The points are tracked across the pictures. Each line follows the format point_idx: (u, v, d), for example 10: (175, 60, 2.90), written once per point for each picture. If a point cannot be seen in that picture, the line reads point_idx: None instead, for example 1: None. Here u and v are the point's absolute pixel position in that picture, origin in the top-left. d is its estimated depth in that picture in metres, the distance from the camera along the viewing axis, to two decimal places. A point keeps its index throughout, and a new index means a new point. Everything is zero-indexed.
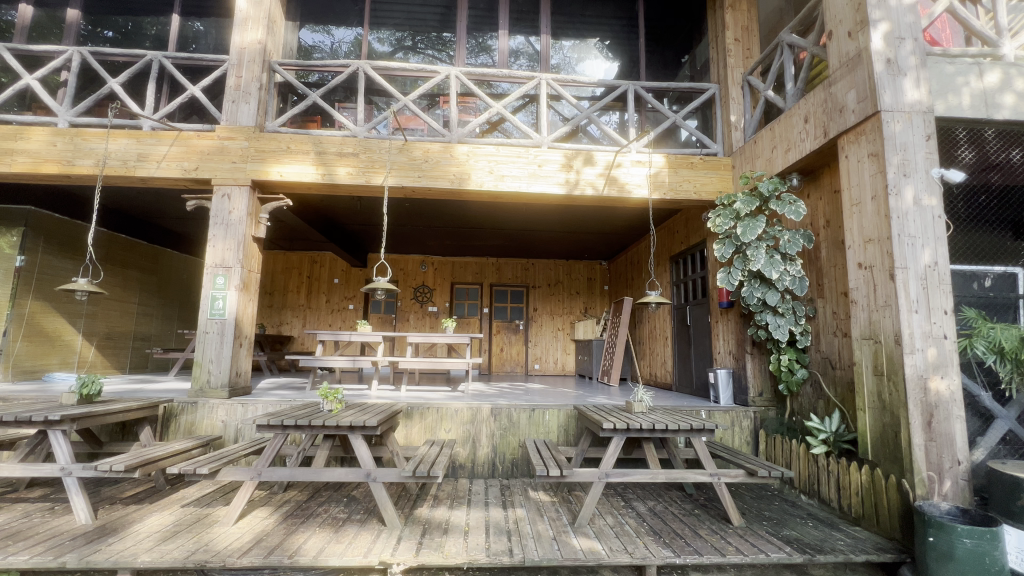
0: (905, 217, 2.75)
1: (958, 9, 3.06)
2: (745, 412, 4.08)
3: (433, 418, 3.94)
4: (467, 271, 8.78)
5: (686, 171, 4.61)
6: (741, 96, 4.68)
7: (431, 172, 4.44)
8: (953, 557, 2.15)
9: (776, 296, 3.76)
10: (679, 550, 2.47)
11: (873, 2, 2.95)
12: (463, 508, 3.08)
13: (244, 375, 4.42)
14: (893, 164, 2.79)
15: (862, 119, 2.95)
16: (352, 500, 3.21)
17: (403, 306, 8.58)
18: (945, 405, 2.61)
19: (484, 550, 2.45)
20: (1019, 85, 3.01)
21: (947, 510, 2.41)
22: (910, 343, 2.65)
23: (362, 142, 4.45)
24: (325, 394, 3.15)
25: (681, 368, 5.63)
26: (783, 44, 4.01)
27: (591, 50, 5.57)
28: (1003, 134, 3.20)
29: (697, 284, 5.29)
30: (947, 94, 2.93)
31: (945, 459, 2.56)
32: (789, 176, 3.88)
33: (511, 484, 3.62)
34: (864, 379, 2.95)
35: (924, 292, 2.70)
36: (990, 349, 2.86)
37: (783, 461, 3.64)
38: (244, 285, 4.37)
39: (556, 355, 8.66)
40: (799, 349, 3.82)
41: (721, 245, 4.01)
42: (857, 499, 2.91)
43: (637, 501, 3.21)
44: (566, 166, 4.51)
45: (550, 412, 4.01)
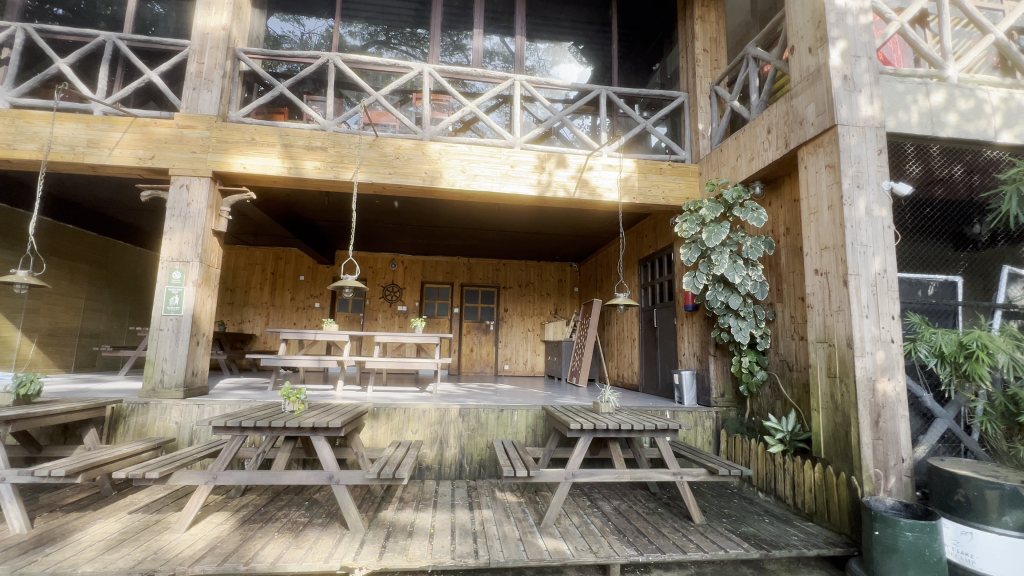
0: (858, 226, 2.89)
1: (908, 32, 3.24)
2: (708, 412, 4.19)
3: (399, 419, 3.88)
4: (438, 270, 8.70)
5: (655, 177, 4.71)
6: (708, 106, 4.82)
7: (402, 169, 4.37)
8: (897, 549, 2.27)
9: (738, 300, 3.89)
10: (643, 548, 2.51)
11: (832, 20, 3.09)
12: (429, 510, 3.05)
13: (200, 374, 4.23)
14: (848, 176, 2.92)
15: (820, 131, 3.09)
16: (314, 503, 3.12)
17: (371, 305, 8.42)
18: (891, 406, 2.76)
19: (449, 552, 2.42)
20: (961, 106, 3.20)
21: (892, 505, 2.54)
22: (860, 346, 2.79)
23: (331, 136, 4.34)
24: (287, 394, 3.05)
25: (647, 369, 5.74)
26: (749, 57, 4.15)
27: (566, 53, 5.61)
28: (947, 151, 3.41)
29: (664, 288, 5.41)
30: (898, 111, 3.10)
31: (891, 456, 2.71)
32: (752, 184, 4.01)
33: (478, 485, 3.61)
34: (819, 380, 3.08)
35: (874, 298, 2.84)
36: (932, 352, 3.02)
37: (743, 459, 3.76)
38: (203, 281, 4.19)
39: (526, 356, 8.68)
40: (759, 351, 3.95)
41: (687, 249, 4.12)
42: (810, 495, 3.05)
43: (602, 501, 3.25)
44: (539, 167, 4.54)
45: (518, 413, 4.01)
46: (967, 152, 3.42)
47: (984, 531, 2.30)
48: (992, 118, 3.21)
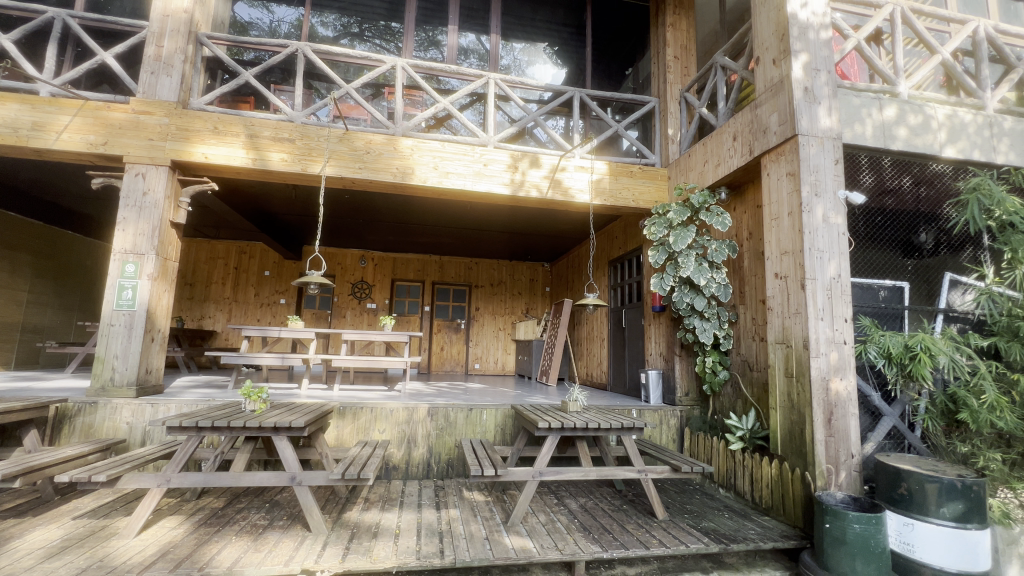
0: (815, 232, 3.02)
1: (864, 49, 3.41)
2: (673, 411, 4.29)
3: (366, 418, 3.81)
4: (409, 268, 8.60)
5: (625, 180, 4.79)
6: (678, 112, 4.94)
7: (373, 164, 4.29)
8: (845, 541, 2.38)
9: (703, 301, 4.00)
10: (607, 544, 2.55)
11: (795, 34, 3.21)
12: (395, 510, 3.01)
13: (155, 372, 4.04)
14: (807, 184, 3.05)
15: (782, 140, 3.21)
16: (275, 505, 3.02)
17: (339, 302, 8.25)
18: (843, 404, 2.90)
19: (414, 553, 2.39)
20: (911, 120, 3.39)
21: (842, 498, 2.66)
22: (816, 347, 2.91)
23: (299, 127, 4.22)
24: (248, 393, 2.96)
25: (616, 368, 5.83)
26: (717, 66, 4.27)
27: (541, 53, 5.62)
28: (897, 163, 3.60)
29: (633, 289, 5.50)
30: (853, 124, 3.26)
31: (842, 452, 2.84)
32: (719, 190, 4.13)
33: (446, 484, 3.58)
34: (777, 380, 3.20)
35: (829, 302, 2.97)
36: (881, 354, 3.15)
37: (705, 457, 3.87)
38: (159, 274, 4.00)
39: (496, 355, 8.68)
40: (722, 351, 4.07)
41: (655, 251, 4.20)
42: (767, 490, 3.16)
43: (569, 498, 3.29)
44: (512, 167, 4.54)
45: (487, 412, 4.01)
46: (915, 165, 3.62)
47: (924, 522, 2.44)
48: (938, 133, 3.41)
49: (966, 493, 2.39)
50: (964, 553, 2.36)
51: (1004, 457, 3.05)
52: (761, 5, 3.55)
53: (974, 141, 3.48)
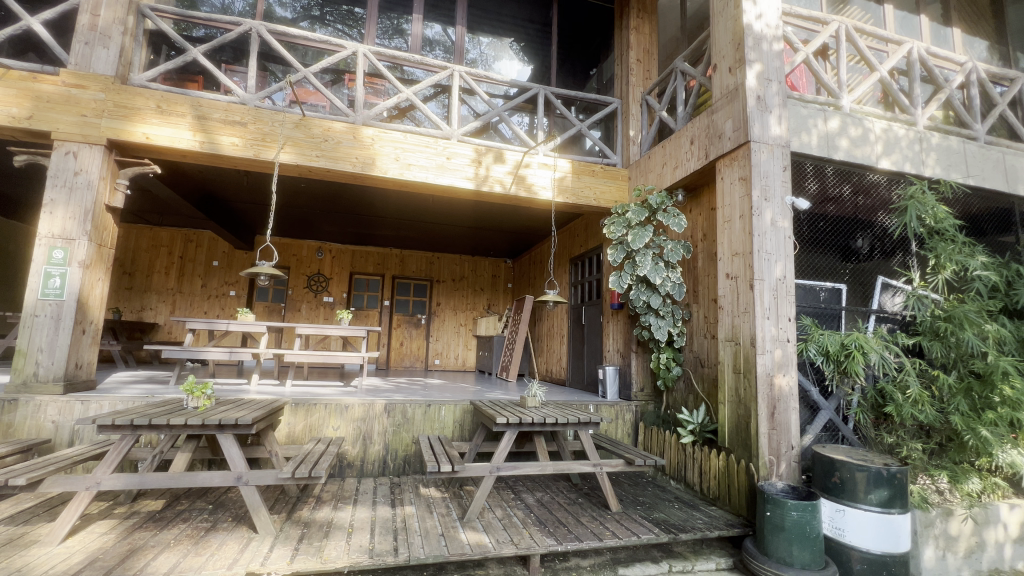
0: (764, 235, 3.17)
1: (812, 63, 3.60)
2: (628, 406, 4.41)
3: (319, 415, 3.69)
4: (369, 261, 8.40)
5: (588, 178, 4.85)
6: (639, 113, 5.05)
7: (331, 152, 4.15)
8: (784, 528, 2.52)
9: (659, 299, 4.12)
10: (562, 538, 2.59)
11: (749, 44, 3.34)
12: (348, 508, 2.93)
13: (87, 366, 3.75)
14: (758, 189, 3.19)
15: (736, 146, 3.34)
16: (219, 506, 2.89)
17: (293, 295, 7.95)
18: (785, 398, 3.06)
19: (366, 552, 2.33)
20: (852, 132, 3.60)
21: (782, 488, 2.81)
22: (762, 344, 3.06)
23: (252, 111, 4.02)
24: (190, 389, 2.77)
25: (575, 364, 5.92)
26: (677, 71, 4.39)
27: (507, 49, 5.59)
28: (839, 172, 3.82)
29: (593, 286, 5.59)
30: (800, 133, 3.43)
31: (783, 444, 3.01)
32: (676, 192, 4.26)
33: (402, 481, 3.52)
34: (726, 376, 3.34)
35: (775, 301, 3.13)
36: (819, 351, 3.34)
37: (658, 450, 4.01)
38: (92, 262, 3.71)
39: (457, 351, 8.62)
40: (675, 348, 4.20)
41: (614, 250, 4.29)
42: (715, 481, 3.31)
43: (526, 493, 3.32)
44: (475, 161, 4.50)
45: (446, 408, 3.97)
46: (855, 175, 3.86)
47: (853, 507, 2.62)
48: (876, 146, 3.65)
49: (891, 481, 2.57)
50: (887, 536, 2.55)
51: (923, 446, 3.32)
52: (719, 14, 3.67)
53: (906, 154, 3.74)
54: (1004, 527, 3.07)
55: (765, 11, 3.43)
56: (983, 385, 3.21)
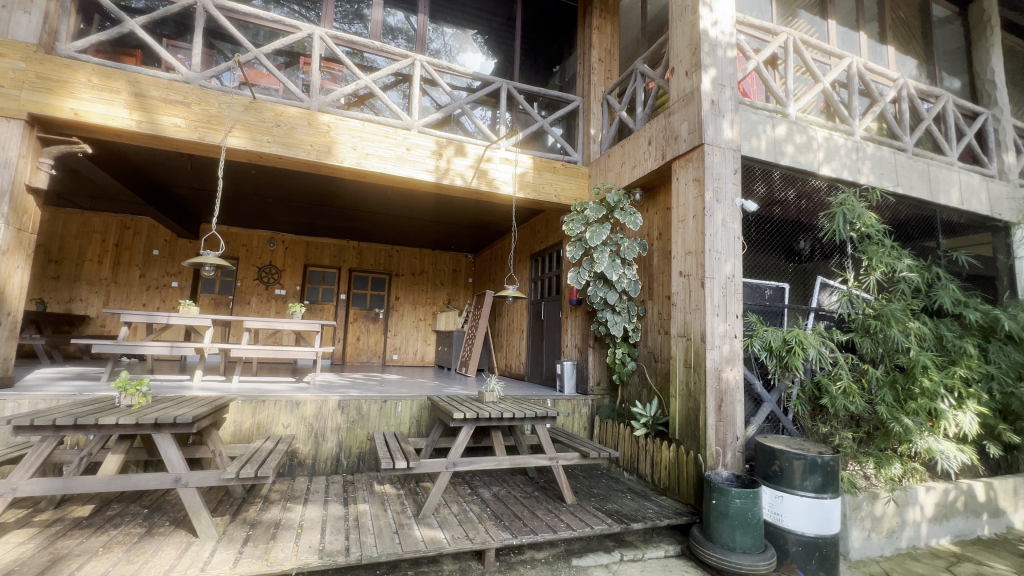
0: (715, 235, 3.29)
1: (763, 71, 3.77)
2: (585, 400, 4.49)
3: (268, 413, 3.53)
4: (324, 253, 8.13)
5: (549, 175, 4.88)
6: (600, 112, 5.13)
7: (283, 138, 3.96)
8: (728, 515, 2.64)
9: (615, 296, 4.20)
10: (517, 531, 2.60)
11: (705, 49, 3.45)
12: (299, 507, 2.83)
13: (2, 362, 3.41)
14: (710, 190, 3.31)
15: (691, 148, 3.45)
16: (156, 510, 2.71)
17: (242, 287, 7.59)
18: (732, 391, 3.20)
19: (317, 552, 2.26)
20: (797, 139, 3.80)
21: (727, 476, 2.95)
22: (711, 340, 3.19)
23: (197, 91, 3.78)
24: (123, 386, 2.57)
25: (533, 360, 5.96)
26: (637, 72, 4.47)
27: (471, 41, 5.53)
28: (785, 177, 4.01)
29: (552, 282, 5.64)
30: (751, 138, 3.58)
31: (729, 435, 3.14)
32: (634, 191, 4.35)
33: (355, 479, 3.44)
34: (677, 370, 3.47)
35: (724, 299, 3.26)
36: (763, 347, 3.52)
37: (612, 442, 4.12)
38: (9, 248, 3.39)
39: (416, 346, 8.50)
40: (631, 343, 4.30)
41: (573, 246, 4.35)
42: (665, 473, 3.43)
43: (482, 488, 3.32)
44: (436, 153, 4.43)
45: (402, 403, 3.90)
46: (799, 180, 4.07)
47: (791, 493, 2.78)
48: (818, 153, 3.86)
49: (824, 468, 2.74)
50: (822, 519, 2.72)
51: (853, 436, 3.58)
52: (677, 18, 3.76)
53: (845, 162, 3.98)
54: (921, 508, 3.28)
55: (720, 18, 3.55)
56: (906, 377, 3.48)
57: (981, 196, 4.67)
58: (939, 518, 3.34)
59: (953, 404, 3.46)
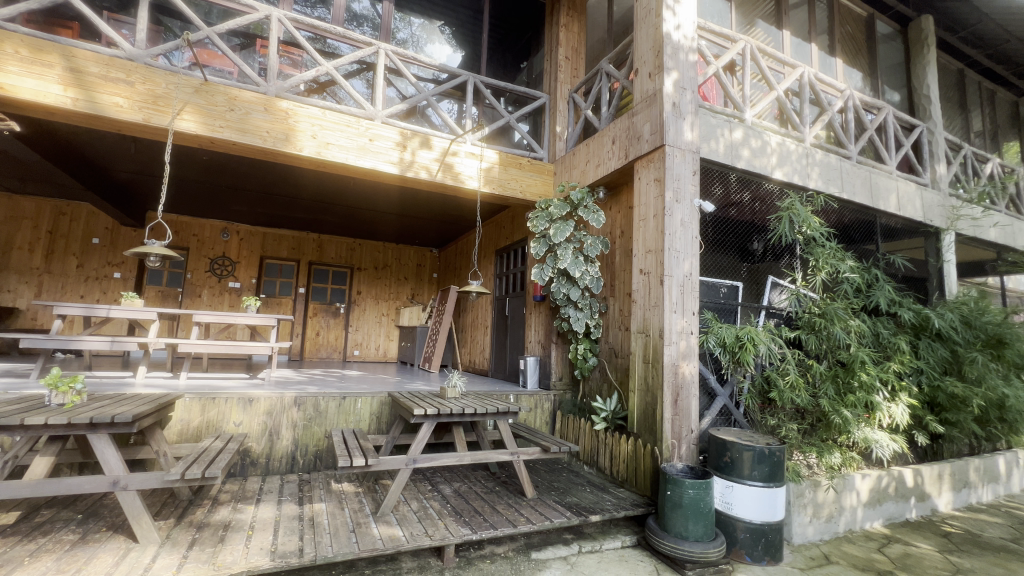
0: (674, 234, 3.38)
1: (722, 77, 3.89)
2: (547, 395, 4.53)
3: (219, 411, 3.37)
4: (282, 245, 7.84)
5: (514, 171, 4.88)
6: (566, 110, 5.17)
7: (238, 124, 3.78)
8: (682, 505, 2.73)
9: (578, 292, 4.26)
10: (477, 526, 2.60)
11: (668, 52, 3.53)
12: (251, 507, 2.74)
13: None
14: (670, 191, 3.40)
15: (653, 148, 3.52)
16: (91, 516, 2.54)
17: (192, 279, 7.22)
18: (688, 386, 3.30)
19: (269, 554, 2.19)
20: (753, 143, 3.95)
21: (681, 468, 3.05)
22: (669, 336, 3.28)
23: (141, 69, 3.54)
24: (54, 382, 2.38)
25: (497, 355, 5.97)
26: (602, 72, 4.53)
27: (439, 33, 5.45)
28: (741, 180, 4.17)
29: (516, 278, 5.66)
30: (709, 141, 3.70)
31: (684, 428, 3.25)
32: (597, 189, 4.41)
33: (312, 477, 3.34)
34: (636, 366, 3.55)
35: (681, 296, 3.36)
36: (718, 343, 3.65)
37: (573, 436, 4.19)
38: None
39: (378, 341, 8.34)
40: (592, 339, 4.36)
41: (537, 243, 4.36)
42: (623, 465, 3.51)
43: (443, 484, 3.29)
44: (400, 145, 4.34)
45: (362, 400, 3.82)
46: (754, 183, 4.25)
47: (740, 483, 2.91)
48: (771, 158, 4.03)
49: (771, 458, 2.88)
50: (768, 506, 2.85)
51: (798, 427, 3.78)
52: (641, 20, 3.82)
53: (796, 167, 4.17)
54: (857, 493, 3.49)
55: (682, 23, 3.64)
56: (846, 372, 3.71)
57: (916, 203, 5.00)
58: (873, 503, 3.57)
59: (888, 396, 3.72)
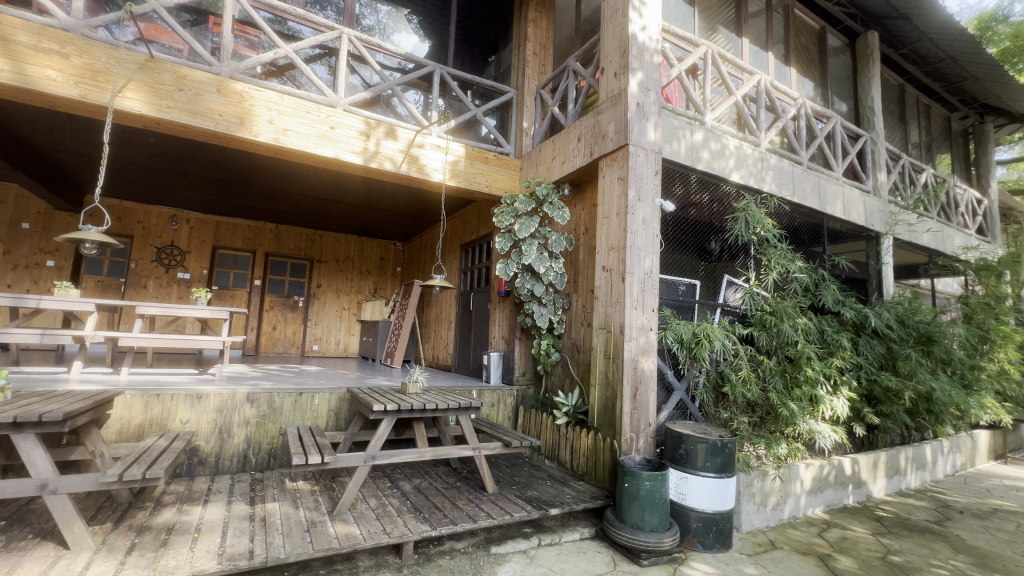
0: (636, 232, 3.45)
1: (684, 80, 3.98)
2: (510, 390, 4.55)
3: (164, 408, 3.19)
4: (237, 235, 7.49)
5: (480, 165, 4.84)
6: (533, 106, 5.17)
7: (187, 105, 3.56)
8: (638, 497, 2.80)
9: (542, 288, 4.27)
10: (437, 522, 2.58)
11: (633, 53, 3.58)
12: (199, 509, 2.61)
13: None
14: (633, 189, 3.46)
15: (617, 147, 3.57)
16: (16, 522, 2.35)
17: (137, 269, 6.80)
18: (646, 380, 3.39)
19: (217, 557, 2.09)
20: (712, 146, 4.08)
21: (639, 461, 3.13)
22: (629, 332, 3.35)
23: (78, 40, 3.28)
24: None
25: (461, 351, 5.93)
26: (569, 69, 4.54)
27: (405, 21, 5.32)
28: (701, 181, 4.30)
29: (481, 273, 5.63)
30: (671, 142, 3.79)
31: (642, 421, 3.34)
32: (562, 186, 4.44)
33: (265, 476, 3.21)
34: (598, 361, 3.60)
35: (642, 293, 3.44)
36: (676, 339, 3.77)
37: (535, 431, 4.22)
38: None
39: (338, 336, 8.12)
40: (555, 335, 4.40)
41: (502, 238, 4.35)
42: (584, 459, 3.57)
43: (403, 480, 3.25)
44: (364, 135, 4.22)
45: (320, 396, 3.71)
46: (712, 185, 4.38)
47: (694, 474, 3.02)
48: (730, 161, 4.18)
49: (723, 450, 3.00)
50: (720, 496, 2.96)
51: (749, 420, 3.94)
52: (608, 20, 3.86)
53: (752, 171, 4.34)
54: (801, 482, 3.69)
55: (648, 24, 3.70)
56: (794, 367, 3.91)
57: (860, 208, 5.31)
58: (816, 491, 3.78)
59: (830, 390, 3.94)
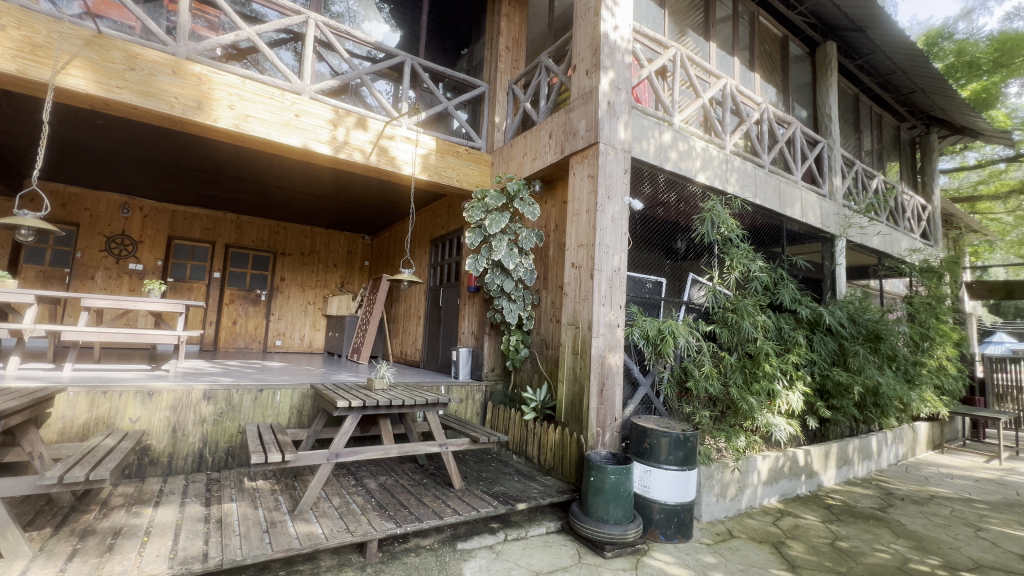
0: (605, 229, 3.49)
1: (654, 80, 4.05)
2: (478, 386, 4.54)
3: (111, 406, 3.01)
4: (194, 225, 7.16)
5: (451, 159, 4.79)
6: (505, 101, 5.16)
7: (139, 85, 3.36)
8: (603, 490, 2.85)
9: (512, 284, 4.25)
10: (402, 520, 2.55)
11: (604, 52, 3.61)
12: (150, 511, 2.49)
13: None
14: (602, 187, 3.49)
15: (587, 145, 3.60)
16: None
17: (83, 259, 6.40)
18: (612, 376, 3.44)
19: (169, 561, 1.99)
20: (680, 147, 4.16)
21: (605, 455, 3.18)
22: (597, 328, 3.39)
23: (16, 11, 3.05)
24: None
25: (430, 346, 5.88)
26: (541, 66, 4.54)
27: (376, 10, 5.18)
28: (668, 181, 4.39)
29: (451, 268, 5.59)
30: (640, 141, 3.85)
31: (608, 416, 3.39)
32: (533, 182, 4.44)
33: (221, 476, 3.08)
34: (566, 357, 3.63)
35: (610, 290, 3.49)
36: (642, 335, 3.84)
37: (503, 427, 4.22)
38: None
39: (303, 331, 7.90)
40: (524, 331, 4.40)
41: (472, 233, 4.32)
42: (551, 454, 3.60)
43: (368, 478, 3.19)
44: (331, 124, 4.09)
45: (281, 393, 3.60)
46: (679, 185, 4.48)
47: (657, 467, 3.09)
48: (696, 162, 4.28)
49: (685, 443, 3.09)
50: (681, 488, 3.05)
51: (710, 414, 4.06)
52: (580, 18, 3.88)
53: (717, 172, 4.46)
54: (758, 473, 3.84)
55: (620, 24, 3.74)
56: (753, 363, 4.06)
57: (816, 211, 5.55)
58: (771, 481, 3.94)
59: (787, 384, 4.11)
